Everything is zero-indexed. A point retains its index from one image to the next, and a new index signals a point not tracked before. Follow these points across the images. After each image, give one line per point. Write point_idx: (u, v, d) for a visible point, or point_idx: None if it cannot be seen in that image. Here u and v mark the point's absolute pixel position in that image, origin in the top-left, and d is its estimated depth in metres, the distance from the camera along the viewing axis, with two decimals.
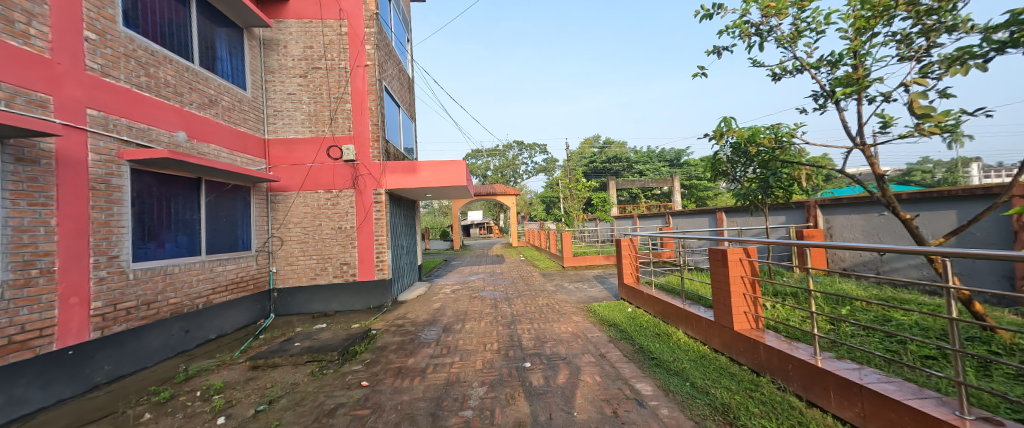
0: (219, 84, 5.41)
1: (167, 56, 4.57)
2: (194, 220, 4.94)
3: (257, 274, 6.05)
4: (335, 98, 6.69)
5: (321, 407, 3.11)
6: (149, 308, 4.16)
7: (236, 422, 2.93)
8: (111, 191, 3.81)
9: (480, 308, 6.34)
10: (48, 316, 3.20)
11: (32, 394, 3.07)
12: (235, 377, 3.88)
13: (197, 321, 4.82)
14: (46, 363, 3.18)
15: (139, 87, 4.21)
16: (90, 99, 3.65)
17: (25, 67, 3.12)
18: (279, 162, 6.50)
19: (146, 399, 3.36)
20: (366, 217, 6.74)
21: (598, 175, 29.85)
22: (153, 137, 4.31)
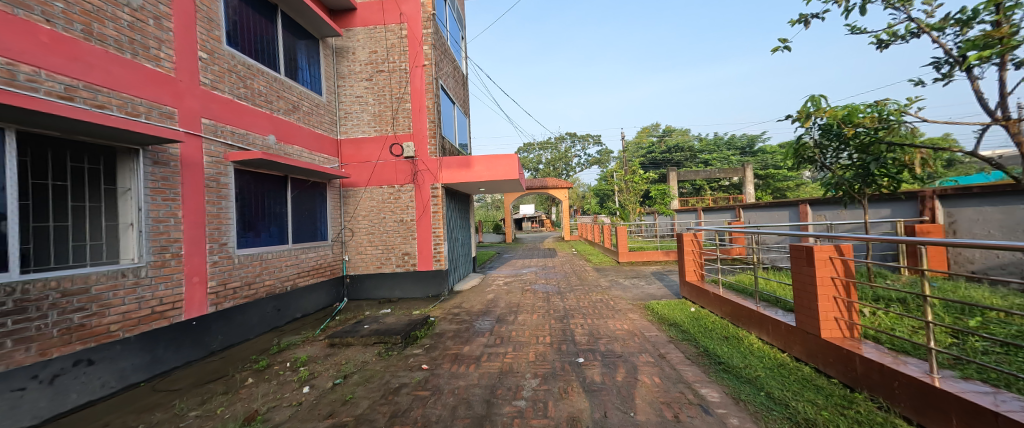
0: (300, 91, 6.05)
1: (259, 69, 5.21)
2: (282, 213, 5.63)
3: (332, 262, 6.73)
4: (397, 98, 7.11)
5: (388, 385, 3.38)
6: (249, 288, 4.84)
7: (316, 392, 3.30)
8: (219, 188, 4.48)
9: (533, 301, 6.38)
10: (178, 291, 3.88)
11: (168, 355, 3.77)
12: (317, 352, 4.38)
13: (286, 301, 5.51)
14: (177, 331, 3.87)
15: (240, 98, 4.86)
16: (203, 110, 4.31)
17: (157, 85, 3.78)
18: (349, 160, 7.12)
19: (248, 366, 3.95)
20: (424, 211, 7.11)
21: (657, 166, 28.10)
22: (250, 141, 4.98)
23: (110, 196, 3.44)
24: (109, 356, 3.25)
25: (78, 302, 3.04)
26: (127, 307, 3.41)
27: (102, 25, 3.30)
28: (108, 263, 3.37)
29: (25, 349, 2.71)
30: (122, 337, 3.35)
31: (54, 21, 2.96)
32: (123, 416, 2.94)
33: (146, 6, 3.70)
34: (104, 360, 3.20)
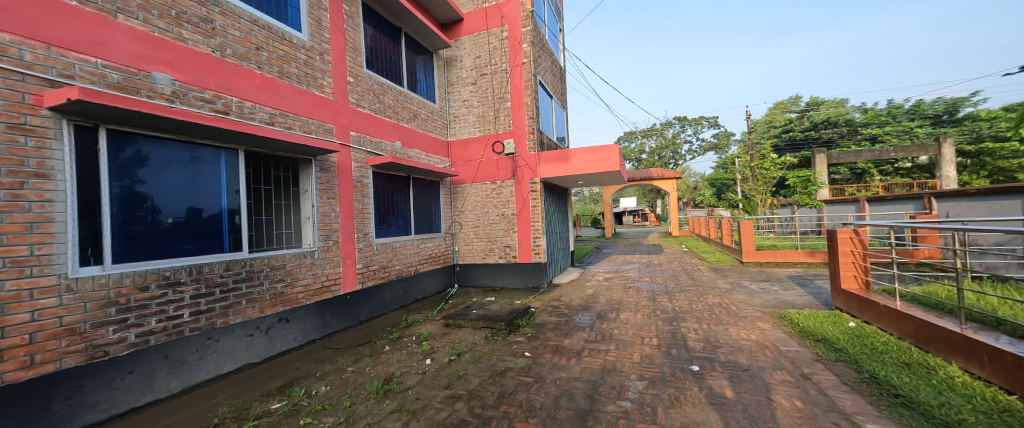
0: (418, 100, 6.89)
1: (389, 85, 6.11)
2: (406, 208, 6.54)
3: (445, 251, 7.55)
4: (498, 98, 7.49)
5: (495, 367, 3.65)
6: (384, 271, 5.79)
7: (436, 365, 3.78)
8: (363, 187, 5.45)
9: (637, 299, 6.02)
10: (337, 270, 4.90)
11: (333, 321, 4.81)
12: (435, 330, 4.99)
13: (411, 283, 6.42)
14: (338, 302, 4.91)
15: (376, 111, 5.80)
16: (351, 124, 5.28)
17: (322, 107, 4.79)
18: (458, 159, 7.82)
19: (385, 336, 4.76)
20: (524, 205, 7.35)
21: (796, 148, 23.16)
22: (384, 148, 5.90)
23: (296, 196, 4.54)
24: (298, 317, 4.34)
25: (279, 275, 4.11)
26: (307, 281, 4.46)
27: (288, 65, 4.34)
28: (295, 246, 4.46)
29: (252, 307, 3.81)
30: (305, 303, 4.42)
31: (262, 67, 4.02)
32: (307, 363, 3.89)
33: (314, 46, 4.72)
34: (294, 320, 4.29)
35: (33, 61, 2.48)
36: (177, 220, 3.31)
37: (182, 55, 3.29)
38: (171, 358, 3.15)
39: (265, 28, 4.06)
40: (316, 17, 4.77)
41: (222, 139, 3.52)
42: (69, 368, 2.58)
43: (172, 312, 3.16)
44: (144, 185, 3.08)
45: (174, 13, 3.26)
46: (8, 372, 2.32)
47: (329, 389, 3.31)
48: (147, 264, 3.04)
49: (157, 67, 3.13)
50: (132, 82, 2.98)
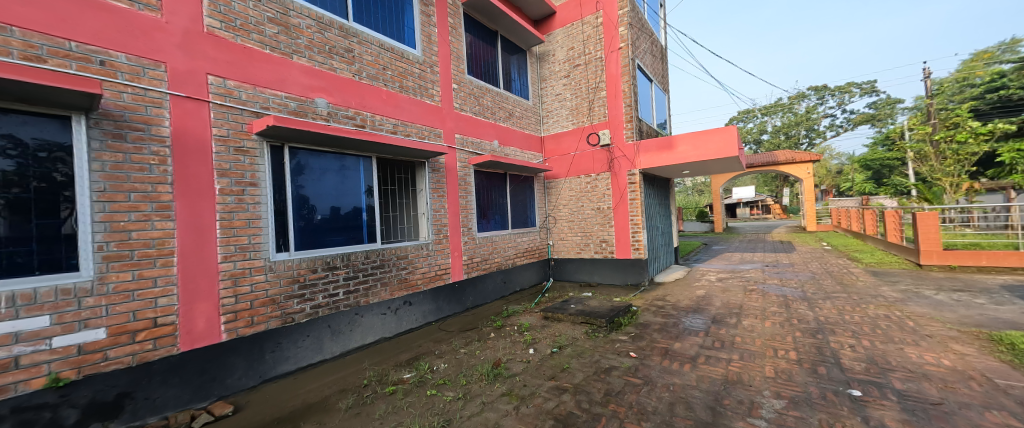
0: (513, 99, 7.14)
1: (487, 88, 6.47)
2: (504, 204, 6.86)
3: (540, 245, 7.70)
4: (592, 88, 7.24)
5: (599, 364, 3.58)
6: (486, 263, 6.19)
7: (539, 355, 3.89)
8: (466, 186, 5.90)
9: (763, 304, 5.19)
10: (447, 261, 5.43)
11: (445, 306, 5.36)
12: (535, 321, 5.14)
13: (509, 275, 6.73)
14: (448, 290, 5.44)
15: (476, 114, 6.18)
16: (456, 127, 5.76)
17: (432, 114, 5.31)
18: (551, 154, 7.86)
19: (489, 323, 5.09)
20: (621, 199, 6.99)
21: (1010, 111, 16.83)
22: (483, 147, 6.26)
23: (414, 195, 5.15)
24: (418, 301, 4.96)
25: (403, 263, 4.75)
26: (424, 269, 5.05)
27: (407, 80, 4.94)
28: (414, 239, 5.08)
29: (384, 290, 4.49)
30: (423, 289, 5.03)
31: (387, 84, 4.67)
32: (427, 342, 4.42)
33: (426, 59, 5.26)
34: (415, 303, 4.91)
35: (246, 99, 3.35)
36: (330, 216, 4.05)
37: (333, 82, 4.02)
38: (332, 327, 3.93)
39: (389, 51, 4.69)
40: (427, 33, 5.31)
41: (360, 148, 4.20)
42: (272, 328, 3.44)
43: (332, 291, 3.93)
44: (306, 188, 3.84)
45: (327, 48, 4.01)
46: (239, 327, 3.21)
47: (447, 367, 3.70)
48: (315, 252, 3.83)
49: (317, 94, 3.89)
50: (303, 108, 3.77)
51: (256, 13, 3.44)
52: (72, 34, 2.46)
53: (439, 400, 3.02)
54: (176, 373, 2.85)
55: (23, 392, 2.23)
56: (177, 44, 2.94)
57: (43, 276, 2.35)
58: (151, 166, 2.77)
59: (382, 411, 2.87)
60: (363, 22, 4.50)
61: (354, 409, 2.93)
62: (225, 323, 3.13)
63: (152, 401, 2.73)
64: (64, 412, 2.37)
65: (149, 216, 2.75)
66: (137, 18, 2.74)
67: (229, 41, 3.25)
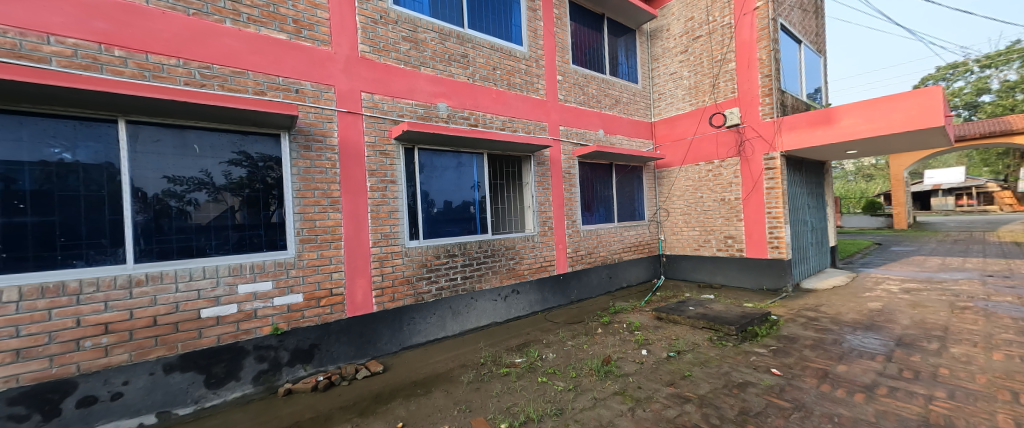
0: (620, 84, 6.73)
1: (593, 75, 6.23)
2: (609, 196, 6.55)
3: (650, 240, 7.14)
4: (717, 61, 6.28)
5: (730, 377, 3.12)
6: (591, 257, 6.04)
7: (654, 358, 3.61)
8: (571, 178, 5.82)
9: (986, 329, 3.75)
10: (552, 253, 5.49)
11: (550, 297, 5.44)
12: (647, 321, 4.80)
13: (615, 270, 6.43)
14: (554, 281, 5.50)
15: (581, 104, 6.03)
16: (561, 120, 5.71)
17: (537, 108, 5.38)
18: (664, 140, 7.16)
19: (596, 318, 4.96)
20: (754, 188, 5.93)
21: None
22: (588, 137, 6.07)
23: (521, 188, 5.33)
24: (525, 290, 5.15)
25: (511, 254, 4.98)
26: (530, 260, 5.21)
27: (514, 77, 5.12)
28: (521, 231, 5.27)
29: (495, 278, 4.79)
30: (530, 279, 5.20)
31: (497, 83, 4.91)
32: (535, 331, 4.56)
33: (532, 54, 5.36)
34: (523, 291, 5.11)
35: (387, 109, 3.94)
36: (446, 209, 4.47)
37: (451, 87, 4.43)
38: (452, 308, 4.39)
39: (498, 50, 4.93)
40: (533, 28, 5.39)
41: (474, 146, 4.52)
42: (408, 305, 4.02)
43: (452, 275, 4.37)
44: (428, 185, 4.32)
45: (446, 56, 4.43)
46: (385, 301, 3.86)
47: (556, 357, 3.74)
48: (438, 240, 4.33)
49: (439, 99, 4.34)
50: (429, 113, 4.25)
51: (394, 34, 4.00)
52: (279, 71, 3.27)
53: (550, 388, 3.07)
54: (345, 334, 3.59)
55: (259, 335, 3.10)
56: (341, 69, 3.63)
57: (266, 253, 3.21)
58: (327, 169, 3.50)
59: (499, 389, 3.08)
60: (476, 27, 4.82)
61: (474, 383, 3.22)
62: (375, 297, 3.79)
63: (330, 353, 3.49)
64: (280, 353, 3.21)
65: (326, 209, 3.49)
66: (316, 53, 3.48)
67: (375, 61, 3.86)
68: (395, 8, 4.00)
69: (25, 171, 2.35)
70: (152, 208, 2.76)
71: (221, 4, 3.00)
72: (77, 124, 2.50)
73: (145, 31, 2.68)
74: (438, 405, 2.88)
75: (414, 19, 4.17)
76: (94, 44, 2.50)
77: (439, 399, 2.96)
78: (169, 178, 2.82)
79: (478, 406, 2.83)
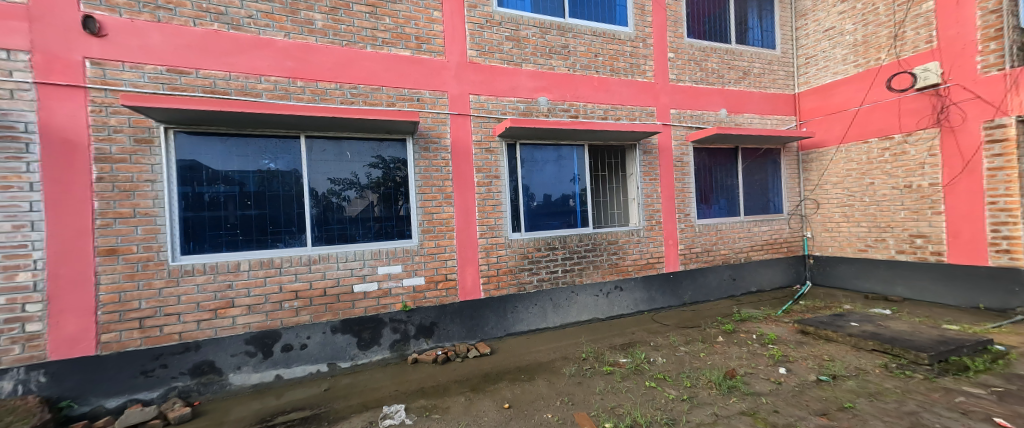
0: (750, 53, 5.69)
1: (713, 47, 5.43)
2: (734, 186, 5.66)
3: (790, 238, 5.91)
4: (901, 4, 4.76)
5: (918, 419, 2.37)
6: (709, 255, 5.33)
7: (797, 379, 2.98)
8: (684, 166, 5.22)
9: None
10: (661, 249, 5.03)
11: (658, 297, 5.02)
12: (786, 335, 4.00)
13: (741, 271, 5.55)
14: (663, 280, 5.05)
15: (698, 82, 5.32)
16: (672, 102, 5.14)
17: (644, 92, 4.95)
18: (813, 115, 5.81)
19: (717, 325, 4.36)
20: (965, 169, 4.31)
21: None
22: (706, 119, 5.33)
23: (624, 179, 5.01)
24: (629, 287, 4.86)
25: (614, 249, 4.75)
26: (635, 256, 4.88)
27: (618, 61, 4.82)
28: (624, 225, 4.97)
29: (596, 273, 4.65)
30: (634, 276, 4.88)
31: (599, 70, 4.71)
32: (641, 331, 4.28)
33: (638, 34, 4.95)
34: (627, 289, 4.84)
35: (492, 108, 4.17)
36: (545, 203, 4.53)
37: (552, 80, 4.43)
38: (553, 300, 4.44)
39: (601, 36, 4.71)
40: (640, 4, 4.97)
41: (575, 138, 4.44)
42: (512, 294, 4.23)
43: (553, 268, 4.42)
44: (528, 179, 4.44)
45: (547, 50, 4.44)
46: (491, 289, 4.13)
47: (666, 362, 3.43)
48: (539, 233, 4.42)
49: (540, 94, 4.38)
50: (530, 108, 4.35)
51: (498, 36, 4.20)
52: (405, 83, 3.77)
53: (660, 395, 2.84)
54: (458, 316, 3.98)
55: (392, 310, 3.68)
56: (453, 76, 3.98)
57: (397, 241, 3.78)
58: (442, 168, 3.91)
59: (602, 388, 2.99)
60: (578, 15, 4.70)
61: (576, 377, 3.20)
62: (483, 284, 4.09)
63: (447, 332, 3.91)
64: (408, 327, 3.75)
65: (441, 203, 3.91)
66: (433, 63, 3.90)
67: (481, 64, 4.12)
68: (499, 10, 4.19)
69: (250, 178, 3.26)
70: (320, 203, 3.52)
71: (364, 33, 3.61)
72: (277, 141, 3.35)
73: (315, 63, 3.40)
74: (541, 392, 2.96)
75: (517, 17, 4.29)
76: (285, 79, 3.30)
77: (542, 387, 3.04)
78: (331, 180, 3.56)
79: (581, 400, 2.80)
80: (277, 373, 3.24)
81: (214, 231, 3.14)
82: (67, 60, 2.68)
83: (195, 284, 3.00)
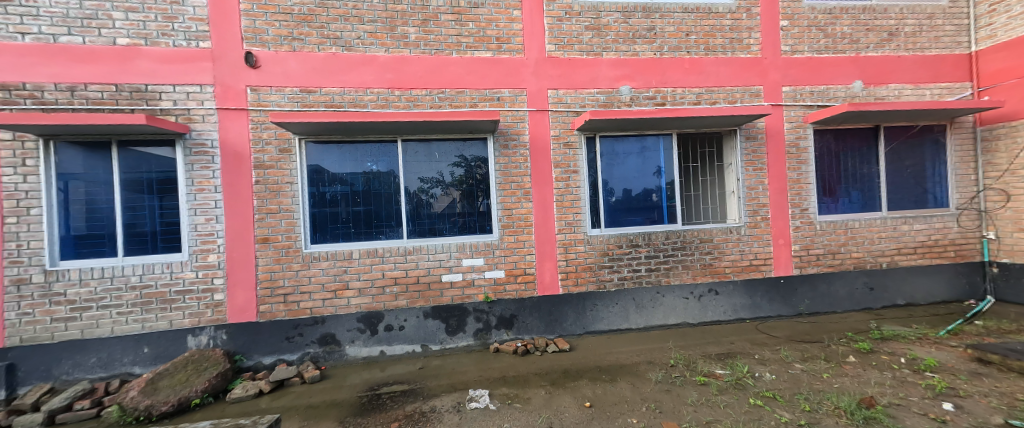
0: (898, 8, 4.55)
1: (843, 7, 4.48)
2: (871, 174, 4.62)
3: (959, 240, 4.60)
4: None
5: None
6: (834, 258, 4.45)
7: (972, 421, 2.31)
8: (800, 153, 4.43)
9: None
10: (769, 250, 4.37)
11: (765, 304, 4.38)
12: (953, 362, 3.13)
13: (881, 279, 4.52)
14: (770, 285, 4.40)
15: (821, 51, 4.45)
16: (785, 78, 4.40)
17: (747, 70, 4.33)
18: (999, 79, 4.38)
19: (846, 342, 3.62)
20: None
21: None
22: (832, 95, 4.44)
23: (721, 170, 4.47)
24: (727, 291, 4.34)
25: (708, 248, 4.28)
26: (735, 257, 4.33)
27: (714, 38, 4.30)
28: (721, 221, 4.44)
29: (686, 273, 4.25)
30: (733, 279, 4.34)
31: (691, 50, 4.26)
32: (743, 342, 3.78)
33: (741, 4, 4.35)
34: (724, 293, 4.33)
35: (571, 102, 4.09)
36: (627, 198, 4.29)
37: (636, 67, 4.17)
38: (636, 300, 4.20)
39: (693, 12, 4.26)
40: None
41: (661, 127, 4.10)
42: (591, 291, 4.12)
43: (636, 266, 4.17)
44: (609, 173, 4.26)
45: (631, 35, 4.18)
46: (570, 285, 4.09)
47: (776, 379, 2.98)
48: (620, 230, 4.22)
49: (622, 83, 4.16)
50: (611, 98, 4.15)
51: (578, 27, 4.10)
52: (487, 84, 3.93)
53: (768, 416, 2.47)
54: (537, 310, 4.03)
55: (476, 301, 3.90)
56: (532, 72, 4.01)
57: (479, 235, 3.98)
58: (521, 165, 3.99)
59: (695, 399, 2.73)
60: None
61: (664, 384, 2.98)
62: (561, 280, 4.07)
63: (526, 325, 3.99)
64: (490, 317, 3.93)
65: (520, 199, 3.99)
66: (512, 62, 3.98)
67: (560, 58, 4.07)
68: (579, 0, 4.08)
69: (358, 179, 3.76)
70: (413, 200, 3.89)
71: (450, 40, 3.86)
72: (379, 146, 3.80)
73: (410, 73, 3.76)
74: (624, 395, 2.83)
75: (598, 5, 4.13)
76: (386, 89, 3.72)
77: (625, 390, 2.92)
78: (423, 179, 3.90)
79: (670, 409, 2.61)
80: (381, 349, 3.70)
81: (334, 224, 3.71)
82: (235, 89, 3.43)
83: (321, 268, 3.59)
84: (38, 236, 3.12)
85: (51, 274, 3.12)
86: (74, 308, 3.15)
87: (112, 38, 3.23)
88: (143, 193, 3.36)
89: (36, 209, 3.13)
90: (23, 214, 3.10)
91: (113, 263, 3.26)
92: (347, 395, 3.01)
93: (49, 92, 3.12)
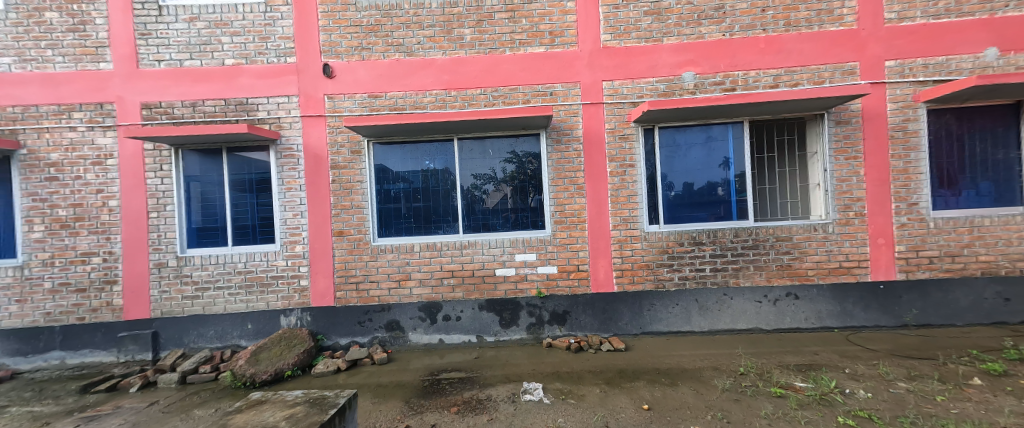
0: None
1: None
2: (1008, 161, 3.79)
3: None
4: None
5: None
6: (953, 262, 3.75)
7: None
8: (907, 137, 3.78)
9: None
10: (864, 251, 3.81)
11: (857, 312, 3.84)
12: None
13: (1020, 289, 3.71)
14: (865, 291, 3.84)
15: (938, 16, 3.74)
16: (889, 51, 3.77)
17: (839, 44, 3.79)
18: None
19: (968, 361, 3.04)
20: None
21: None
22: (954, 68, 3.71)
23: (803, 160, 3.98)
24: (809, 296, 3.88)
25: (786, 247, 3.85)
26: (820, 258, 3.84)
27: (797, 11, 3.82)
28: (802, 218, 3.97)
29: (759, 274, 3.88)
30: (817, 282, 3.86)
31: (767, 28, 3.84)
32: (828, 353, 3.36)
33: None
34: (805, 297, 3.88)
35: (628, 93, 3.92)
36: (690, 192, 4.02)
37: (702, 51, 3.86)
38: (700, 302, 3.93)
39: None
40: None
41: (730, 114, 3.76)
42: (649, 290, 3.94)
43: (699, 265, 3.90)
44: (669, 167, 4.02)
45: (696, 17, 3.88)
46: (625, 283, 3.95)
47: (872, 397, 2.61)
48: (681, 226, 3.98)
49: (686, 69, 3.88)
50: (672, 87, 3.90)
51: (636, 13, 3.90)
52: (540, 79, 3.91)
53: None
54: (591, 307, 3.96)
55: (528, 296, 3.95)
56: (586, 65, 3.91)
57: (532, 231, 4.01)
58: (574, 160, 3.93)
59: (770, 412, 2.49)
60: None
61: (732, 393, 2.76)
62: (616, 277, 3.95)
63: (579, 322, 3.95)
64: (543, 312, 3.96)
65: (573, 194, 3.94)
66: (566, 56, 3.91)
67: (616, 47, 3.92)
68: None
69: (418, 176, 4.00)
70: (468, 197, 4.03)
71: (504, 38, 3.91)
72: (437, 145, 4.00)
73: (465, 73, 3.89)
74: (687, 401, 2.68)
75: None
76: (444, 91, 3.89)
77: (687, 396, 2.76)
78: (477, 176, 4.03)
79: (740, 420, 2.42)
80: (440, 338, 3.92)
81: (397, 219, 4.00)
82: (315, 98, 3.83)
83: (387, 260, 3.89)
84: (171, 228, 3.79)
85: (182, 259, 3.78)
86: (198, 288, 3.79)
87: (221, 60, 3.79)
88: (245, 192, 3.91)
89: (170, 206, 3.80)
90: (162, 209, 3.79)
91: (224, 251, 3.86)
92: (410, 377, 3.24)
93: (178, 108, 3.77)
